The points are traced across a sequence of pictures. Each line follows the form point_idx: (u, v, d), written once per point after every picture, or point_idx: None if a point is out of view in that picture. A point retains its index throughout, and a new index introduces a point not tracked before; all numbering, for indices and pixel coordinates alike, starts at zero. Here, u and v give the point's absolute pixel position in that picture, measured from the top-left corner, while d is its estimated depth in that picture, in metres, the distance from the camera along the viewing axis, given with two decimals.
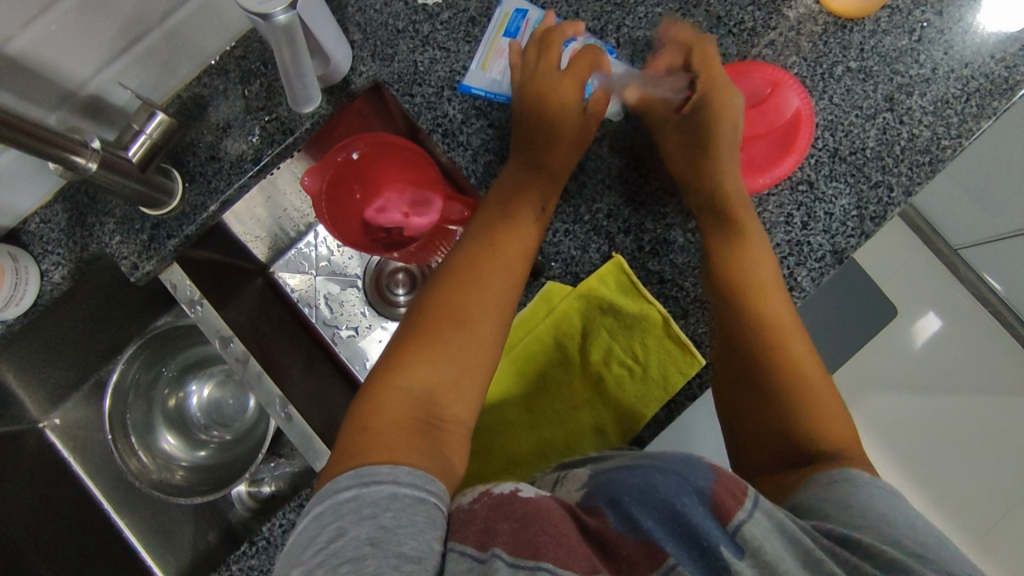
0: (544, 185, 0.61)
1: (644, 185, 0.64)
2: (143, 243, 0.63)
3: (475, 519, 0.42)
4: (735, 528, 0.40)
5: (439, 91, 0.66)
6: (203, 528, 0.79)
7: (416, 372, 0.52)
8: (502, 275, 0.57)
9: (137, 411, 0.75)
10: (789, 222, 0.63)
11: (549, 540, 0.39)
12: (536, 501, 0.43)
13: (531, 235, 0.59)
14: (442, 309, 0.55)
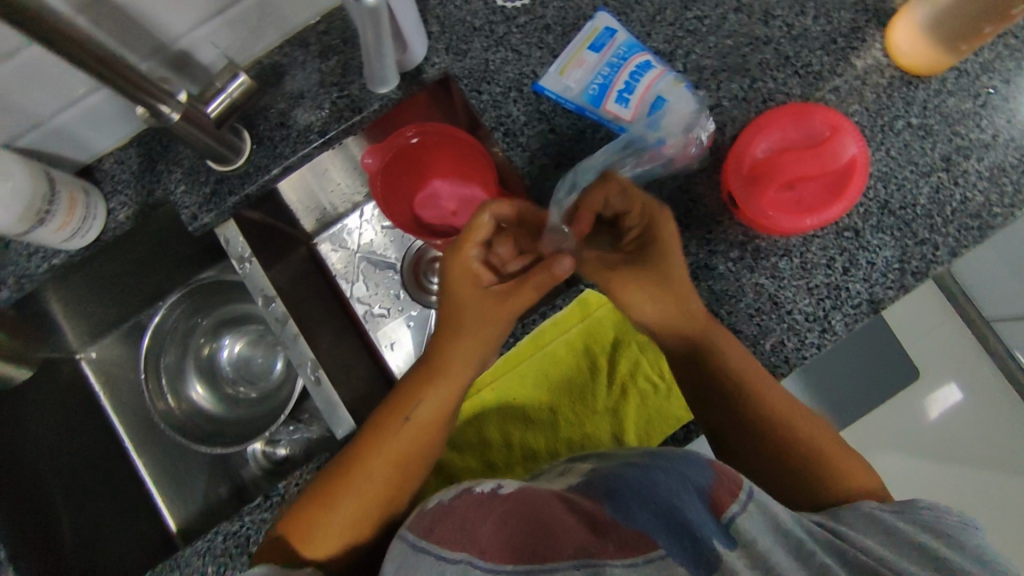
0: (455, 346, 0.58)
1: (691, 211, 0.65)
2: (205, 195, 0.66)
3: (454, 518, 0.52)
4: (728, 520, 0.44)
5: (506, 92, 0.68)
6: (216, 479, 0.84)
7: (332, 524, 0.55)
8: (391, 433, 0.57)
9: (171, 354, 0.79)
10: (830, 266, 0.63)
11: (525, 532, 0.47)
12: (517, 499, 0.52)
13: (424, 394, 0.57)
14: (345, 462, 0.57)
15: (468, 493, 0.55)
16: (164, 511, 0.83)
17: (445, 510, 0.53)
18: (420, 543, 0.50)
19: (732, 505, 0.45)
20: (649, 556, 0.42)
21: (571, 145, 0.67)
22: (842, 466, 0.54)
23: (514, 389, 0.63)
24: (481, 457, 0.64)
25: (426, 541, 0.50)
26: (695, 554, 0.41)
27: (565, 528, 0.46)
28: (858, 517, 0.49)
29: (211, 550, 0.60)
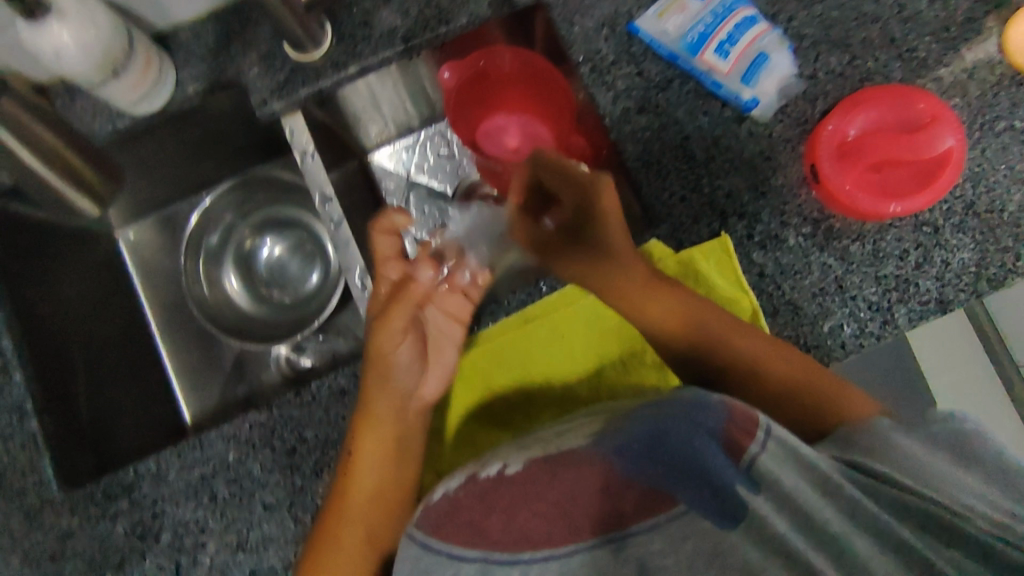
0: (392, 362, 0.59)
1: (771, 177, 0.62)
2: (278, 82, 0.64)
3: (462, 508, 0.47)
4: (750, 461, 0.43)
5: (599, 28, 0.64)
6: (237, 378, 0.82)
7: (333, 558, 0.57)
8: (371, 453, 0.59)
9: (221, 233, 0.82)
10: (903, 258, 0.61)
11: (541, 518, 0.44)
12: (524, 477, 0.46)
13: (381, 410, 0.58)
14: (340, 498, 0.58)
15: (474, 479, 0.49)
16: (182, 400, 0.82)
17: (449, 504, 0.48)
18: (430, 543, 0.47)
19: (750, 444, 0.43)
20: (671, 514, 0.42)
21: (656, 92, 0.63)
22: (857, 406, 0.55)
23: (560, 329, 0.60)
24: (521, 389, 0.61)
25: (438, 543, 0.47)
26: (720, 505, 0.41)
27: (581, 504, 0.44)
28: (873, 446, 0.50)
29: (237, 436, 0.60)
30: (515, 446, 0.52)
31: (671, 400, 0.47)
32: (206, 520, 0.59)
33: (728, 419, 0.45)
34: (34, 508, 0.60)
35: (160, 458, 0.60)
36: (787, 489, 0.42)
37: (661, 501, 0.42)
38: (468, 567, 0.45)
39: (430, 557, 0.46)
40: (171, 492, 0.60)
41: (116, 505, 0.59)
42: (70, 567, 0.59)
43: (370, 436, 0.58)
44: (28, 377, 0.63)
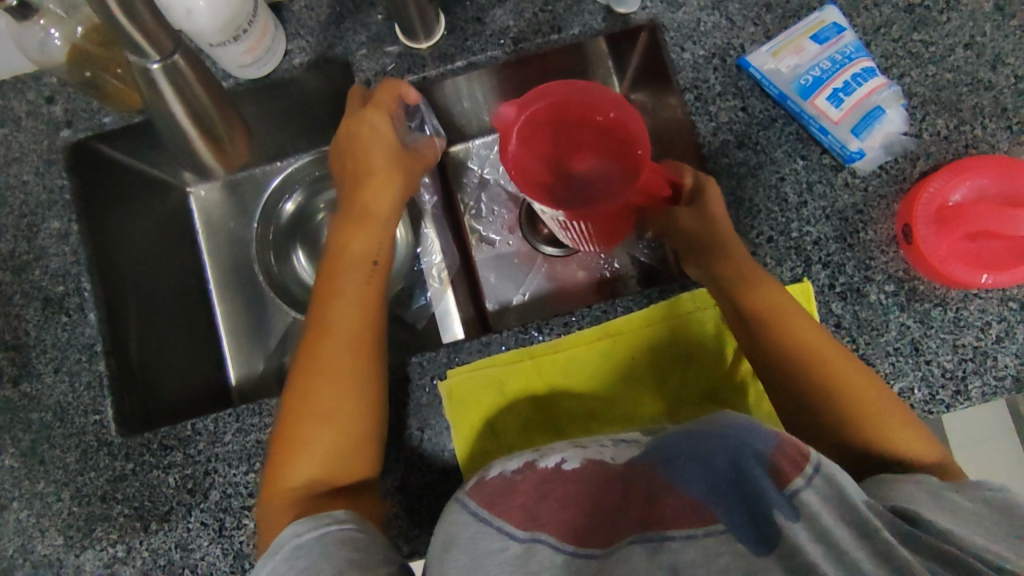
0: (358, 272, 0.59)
1: (861, 230, 0.61)
2: (384, 65, 0.65)
3: (516, 494, 0.46)
4: (792, 492, 0.39)
5: (708, 58, 0.64)
6: (284, 347, 0.83)
7: (297, 467, 0.53)
8: (338, 354, 0.56)
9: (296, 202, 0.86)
10: (984, 330, 0.60)
11: (591, 513, 0.44)
12: (584, 476, 0.46)
13: (355, 299, 0.58)
14: (304, 391, 0.55)
15: (533, 467, 0.48)
16: (229, 360, 0.83)
17: (506, 484, 0.47)
18: (480, 513, 0.45)
19: (795, 475, 0.40)
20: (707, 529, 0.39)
21: (758, 129, 0.63)
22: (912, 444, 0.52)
23: (628, 346, 0.61)
24: (582, 403, 0.61)
25: (489, 516, 0.44)
26: (757, 530, 0.38)
27: (627, 511, 0.42)
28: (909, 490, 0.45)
29: None
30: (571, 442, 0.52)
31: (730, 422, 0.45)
32: (255, 486, 0.59)
33: (777, 445, 0.42)
34: (91, 447, 0.61)
35: (219, 417, 0.61)
36: (827, 527, 0.38)
37: (701, 511, 0.39)
38: (516, 546, 0.42)
39: (480, 527, 0.44)
40: (225, 452, 0.60)
41: (171, 457, 0.60)
42: (116, 510, 0.59)
43: (323, 350, 0.56)
44: (100, 319, 0.64)
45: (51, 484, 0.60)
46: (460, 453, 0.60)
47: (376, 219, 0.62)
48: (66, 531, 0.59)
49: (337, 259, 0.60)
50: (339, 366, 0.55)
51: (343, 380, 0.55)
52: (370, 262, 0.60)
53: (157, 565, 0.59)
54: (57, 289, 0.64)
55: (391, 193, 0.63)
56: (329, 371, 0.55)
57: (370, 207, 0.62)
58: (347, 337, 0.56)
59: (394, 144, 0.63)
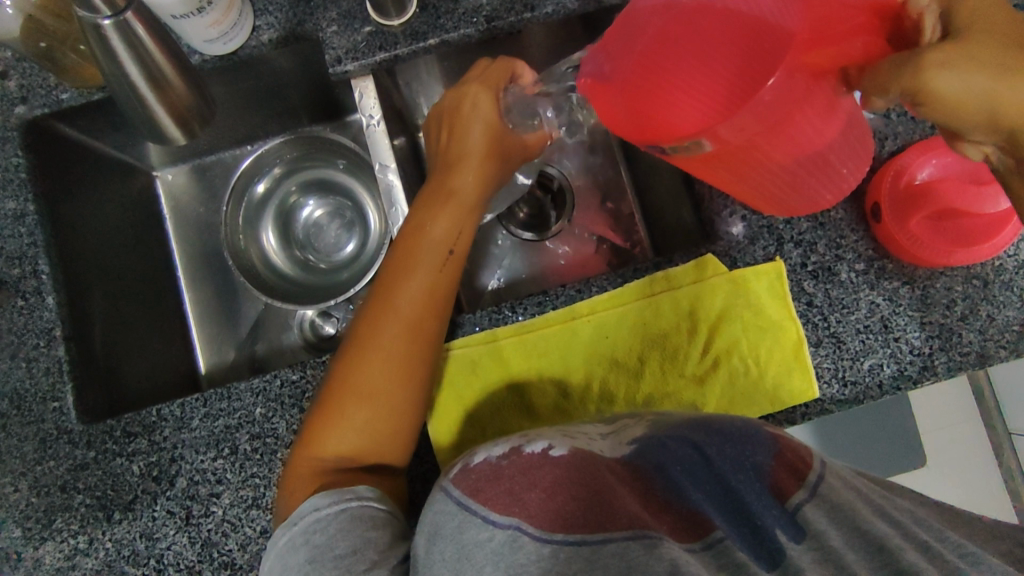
0: (434, 246, 0.57)
1: (831, 210, 0.62)
2: (355, 42, 0.64)
3: (503, 479, 0.42)
4: (793, 508, 0.42)
5: None
6: (257, 335, 0.81)
7: (334, 441, 0.52)
8: (398, 338, 0.54)
9: (269, 182, 0.81)
10: (950, 308, 0.61)
11: (580, 504, 0.40)
12: (568, 462, 0.43)
13: (425, 283, 0.56)
14: (357, 369, 0.53)
15: (519, 453, 0.45)
16: (199, 348, 0.81)
17: (492, 471, 0.43)
18: (465, 501, 0.42)
19: (797, 490, 0.42)
20: (705, 541, 0.40)
21: None
22: None
23: (606, 328, 0.60)
24: (560, 384, 0.60)
25: (471, 502, 0.41)
26: (756, 544, 0.40)
27: (622, 499, 0.41)
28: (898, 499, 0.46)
29: (267, 392, 0.59)
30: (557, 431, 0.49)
31: (721, 426, 0.48)
32: (224, 472, 0.58)
33: (777, 455, 0.45)
34: (50, 435, 0.59)
35: (186, 403, 0.59)
36: (833, 544, 0.39)
37: (701, 526, 0.40)
38: (500, 534, 0.39)
39: (463, 515, 0.41)
40: (192, 438, 0.58)
41: (135, 444, 0.58)
42: (78, 500, 0.57)
43: (385, 329, 0.54)
44: (60, 303, 0.62)
45: (7, 475, 0.58)
46: (437, 437, 0.59)
47: (460, 201, 0.59)
48: (24, 523, 0.57)
49: (412, 236, 0.57)
50: (399, 345, 0.54)
51: (400, 364, 0.53)
52: (447, 248, 0.57)
53: (121, 556, 0.57)
54: (12, 272, 0.61)
55: (484, 177, 0.60)
56: (387, 353, 0.53)
57: (457, 190, 0.59)
58: (411, 322, 0.54)
59: (493, 124, 0.60)
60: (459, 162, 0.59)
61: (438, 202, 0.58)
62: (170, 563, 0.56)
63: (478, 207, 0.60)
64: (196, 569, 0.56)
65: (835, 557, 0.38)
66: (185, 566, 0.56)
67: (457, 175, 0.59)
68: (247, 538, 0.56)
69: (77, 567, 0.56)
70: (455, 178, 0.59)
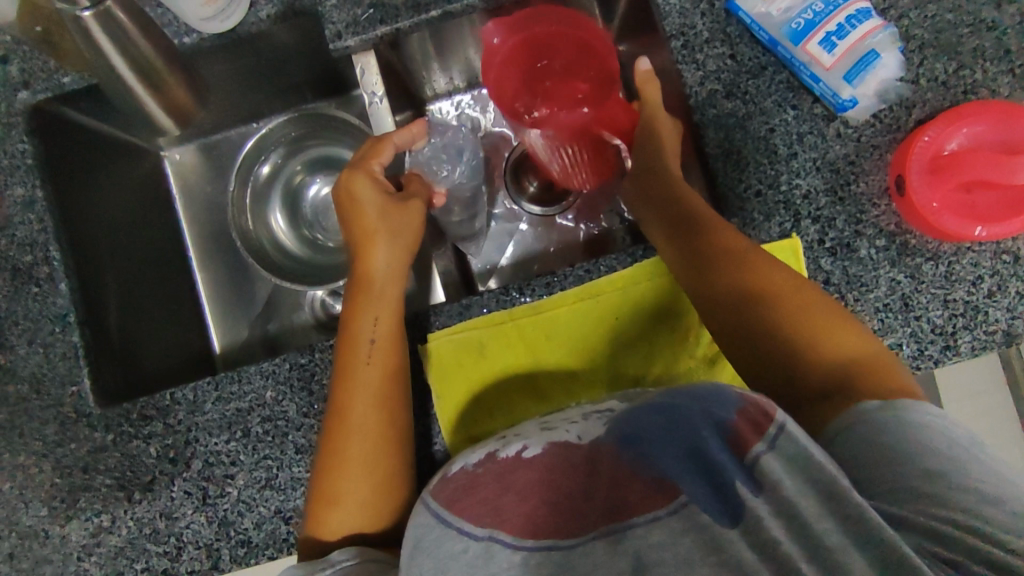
0: (365, 330, 0.55)
1: (851, 183, 0.59)
2: (356, 16, 0.62)
3: (478, 489, 0.45)
4: (752, 460, 0.37)
5: (696, 2, 0.62)
6: (271, 313, 0.82)
7: (334, 523, 0.52)
8: (365, 420, 0.53)
9: (271, 168, 0.80)
10: (976, 284, 0.58)
11: (551, 507, 0.42)
12: (540, 462, 0.45)
13: (369, 370, 0.54)
14: (337, 455, 0.52)
15: (495, 458, 0.47)
16: (212, 326, 0.82)
17: (467, 478, 0.46)
18: (441, 513, 0.44)
19: (756, 442, 0.38)
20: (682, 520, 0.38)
21: (746, 78, 0.61)
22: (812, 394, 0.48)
23: (615, 312, 0.58)
24: (567, 369, 0.60)
25: (451, 514, 0.44)
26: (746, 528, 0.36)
27: (592, 495, 0.41)
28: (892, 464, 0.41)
29: (276, 375, 0.59)
30: (538, 425, 0.50)
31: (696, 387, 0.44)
32: (237, 454, 0.59)
33: (739, 409, 0.40)
34: (69, 418, 0.60)
35: (198, 386, 0.60)
36: (788, 495, 0.36)
37: (666, 492, 0.39)
38: (476, 545, 0.42)
39: (442, 528, 0.43)
40: (205, 421, 0.59)
41: (151, 427, 0.60)
42: (99, 481, 0.59)
43: (347, 418, 0.53)
44: (72, 288, 0.62)
45: (31, 456, 0.60)
46: (444, 422, 0.59)
47: (376, 286, 0.57)
48: (49, 501, 0.59)
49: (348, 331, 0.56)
50: (369, 423, 0.53)
51: (377, 438, 0.53)
52: (366, 338, 0.55)
53: (143, 534, 0.58)
54: (25, 259, 0.62)
55: (392, 253, 0.59)
56: (360, 433, 0.53)
57: (367, 277, 0.57)
58: (356, 422, 0.53)
59: (382, 200, 0.59)
60: (364, 248, 0.58)
61: (356, 298, 0.57)
62: (189, 541, 0.58)
63: (398, 281, 0.58)
64: (214, 547, 0.58)
65: (794, 514, 0.35)
66: (204, 544, 0.58)
67: (365, 259, 0.58)
68: (262, 518, 0.58)
69: (102, 544, 0.59)
70: (364, 263, 0.58)
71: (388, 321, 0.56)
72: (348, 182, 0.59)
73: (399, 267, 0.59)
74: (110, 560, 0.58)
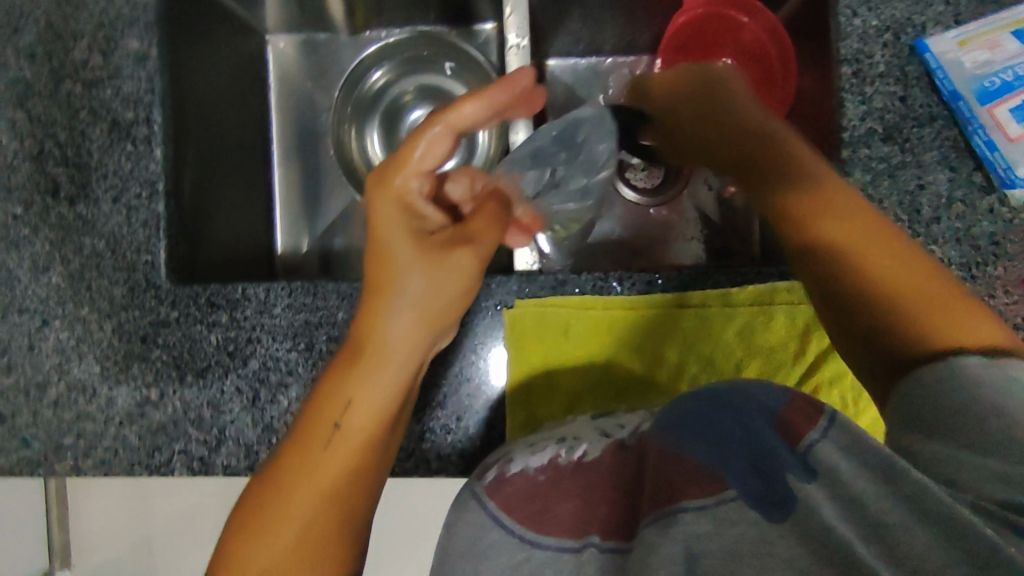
0: (357, 398, 0.42)
1: (990, 264, 0.55)
2: None
3: (536, 496, 0.41)
4: (805, 448, 0.36)
5: (882, 30, 0.58)
6: (340, 227, 0.80)
7: None
8: (306, 511, 0.42)
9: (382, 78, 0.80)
10: None
11: (611, 513, 0.40)
12: (607, 467, 0.43)
13: (334, 459, 0.42)
14: (259, 532, 0.42)
15: (555, 461, 0.43)
16: (279, 227, 0.80)
17: (530, 487, 0.42)
18: (497, 515, 0.41)
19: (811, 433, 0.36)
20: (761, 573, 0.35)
21: (911, 124, 0.57)
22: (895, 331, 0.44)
23: (711, 327, 0.57)
24: (651, 371, 0.57)
25: (505, 516, 0.41)
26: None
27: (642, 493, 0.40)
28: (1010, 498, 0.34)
29: (352, 299, 0.58)
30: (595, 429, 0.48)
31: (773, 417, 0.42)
32: (296, 366, 0.58)
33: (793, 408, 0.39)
34: (139, 285, 0.59)
35: (271, 289, 0.59)
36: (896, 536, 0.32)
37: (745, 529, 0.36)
38: (538, 555, 0.39)
39: (495, 531, 0.40)
40: (272, 325, 0.58)
41: (216, 316, 0.59)
42: (156, 354, 0.59)
43: (286, 505, 0.42)
44: (166, 157, 0.60)
45: (94, 313, 0.59)
46: (511, 396, 0.56)
47: (377, 349, 0.44)
48: (103, 361, 0.59)
49: (330, 396, 0.43)
50: (309, 516, 0.42)
51: (312, 540, 0.42)
52: (335, 420, 0.42)
53: (187, 418, 0.59)
54: (127, 114, 0.60)
55: (410, 310, 0.44)
56: (294, 528, 0.42)
57: (371, 332, 0.44)
58: (292, 510, 0.42)
59: (413, 236, 0.45)
60: (375, 288, 0.45)
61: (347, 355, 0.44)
62: (231, 436, 0.58)
63: (416, 343, 0.45)
64: (253, 449, 0.58)
65: None
66: (245, 444, 0.58)
67: (377, 299, 0.44)
68: None
69: (147, 416, 0.59)
70: (375, 304, 0.44)
71: (378, 402, 0.43)
72: (374, 197, 0.46)
73: (418, 330, 0.45)
74: (150, 433, 0.59)
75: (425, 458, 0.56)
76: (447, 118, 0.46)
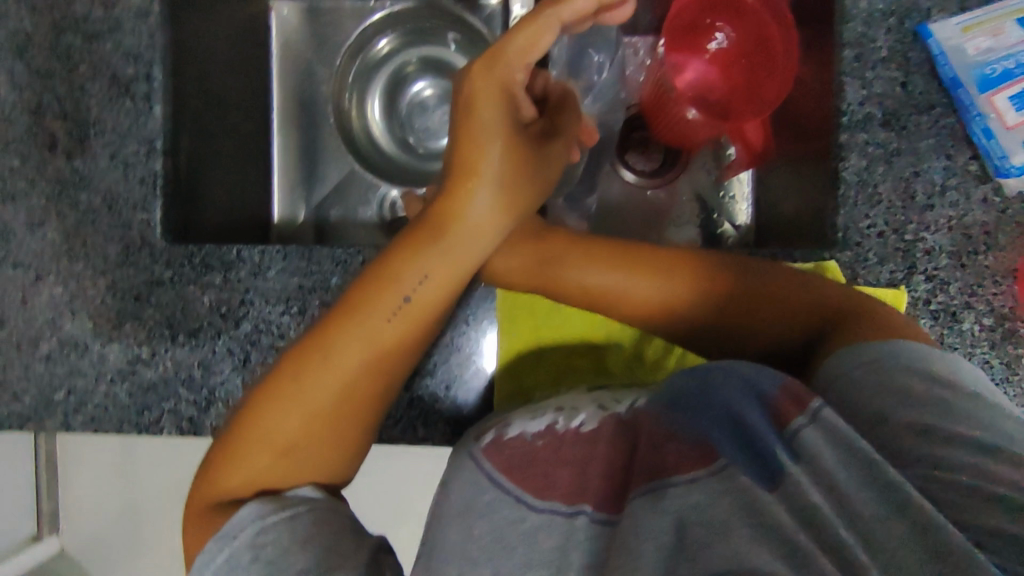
0: (423, 275, 0.48)
1: (981, 253, 0.56)
2: None
3: (536, 462, 0.41)
4: (793, 433, 0.36)
5: (885, 15, 0.58)
6: (337, 198, 0.80)
7: (240, 464, 0.46)
8: (353, 366, 0.47)
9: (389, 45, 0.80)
10: None
11: (610, 484, 0.40)
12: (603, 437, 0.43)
13: (388, 323, 0.48)
14: (299, 386, 0.47)
15: (556, 430, 0.43)
16: (275, 195, 0.80)
17: (527, 451, 0.42)
18: (496, 477, 0.41)
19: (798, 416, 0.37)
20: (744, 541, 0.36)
21: (911, 110, 0.57)
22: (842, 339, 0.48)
23: None
24: (640, 348, 0.59)
25: (505, 480, 0.41)
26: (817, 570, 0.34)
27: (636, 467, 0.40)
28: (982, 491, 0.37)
29: (347, 266, 0.58)
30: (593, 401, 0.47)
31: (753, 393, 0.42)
32: (288, 329, 0.58)
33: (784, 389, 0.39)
34: (135, 243, 0.59)
35: (266, 251, 0.59)
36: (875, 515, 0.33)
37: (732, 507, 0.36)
38: (535, 518, 0.39)
39: (495, 493, 0.40)
40: (265, 287, 0.59)
41: (210, 277, 0.59)
42: (149, 313, 0.59)
43: (336, 357, 0.47)
44: (165, 115, 0.60)
45: (88, 270, 0.59)
46: (500, 367, 0.57)
47: (457, 228, 0.49)
48: (95, 318, 0.59)
49: (398, 265, 0.48)
50: (355, 374, 0.47)
51: (347, 392, 0.47)
52: (405, 291, 0.48)
53: (178, 377, 0.59)
54: (127, 70, 0.60)
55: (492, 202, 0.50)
56: (337, 381, 0.47)
57: (453, 210, 0.50)
58: (337, 364, 0.47)
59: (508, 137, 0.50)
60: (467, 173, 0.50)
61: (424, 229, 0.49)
62: (221, 397, 0.58)
63: (486, 232, 0.51)
64: None
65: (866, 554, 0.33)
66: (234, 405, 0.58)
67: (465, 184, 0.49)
68: None
69: (137, 374, 0.59)
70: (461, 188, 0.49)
71: (439, 281, 0.49)
72: (474, 87, 0.48)
73: (493, 221, 0.50)
74: (141, 391, 0.59)
75: (412, 426, 0.56)
76: (560, 10, 0.46)
